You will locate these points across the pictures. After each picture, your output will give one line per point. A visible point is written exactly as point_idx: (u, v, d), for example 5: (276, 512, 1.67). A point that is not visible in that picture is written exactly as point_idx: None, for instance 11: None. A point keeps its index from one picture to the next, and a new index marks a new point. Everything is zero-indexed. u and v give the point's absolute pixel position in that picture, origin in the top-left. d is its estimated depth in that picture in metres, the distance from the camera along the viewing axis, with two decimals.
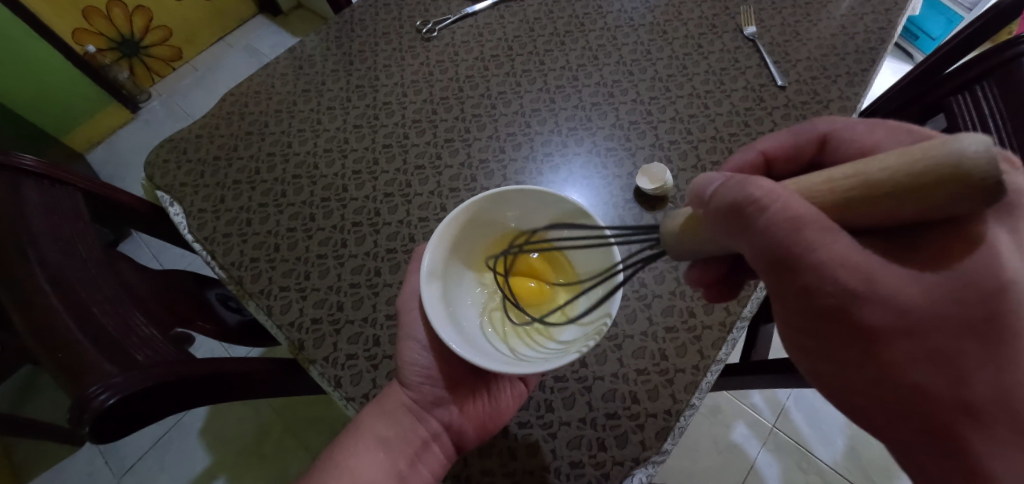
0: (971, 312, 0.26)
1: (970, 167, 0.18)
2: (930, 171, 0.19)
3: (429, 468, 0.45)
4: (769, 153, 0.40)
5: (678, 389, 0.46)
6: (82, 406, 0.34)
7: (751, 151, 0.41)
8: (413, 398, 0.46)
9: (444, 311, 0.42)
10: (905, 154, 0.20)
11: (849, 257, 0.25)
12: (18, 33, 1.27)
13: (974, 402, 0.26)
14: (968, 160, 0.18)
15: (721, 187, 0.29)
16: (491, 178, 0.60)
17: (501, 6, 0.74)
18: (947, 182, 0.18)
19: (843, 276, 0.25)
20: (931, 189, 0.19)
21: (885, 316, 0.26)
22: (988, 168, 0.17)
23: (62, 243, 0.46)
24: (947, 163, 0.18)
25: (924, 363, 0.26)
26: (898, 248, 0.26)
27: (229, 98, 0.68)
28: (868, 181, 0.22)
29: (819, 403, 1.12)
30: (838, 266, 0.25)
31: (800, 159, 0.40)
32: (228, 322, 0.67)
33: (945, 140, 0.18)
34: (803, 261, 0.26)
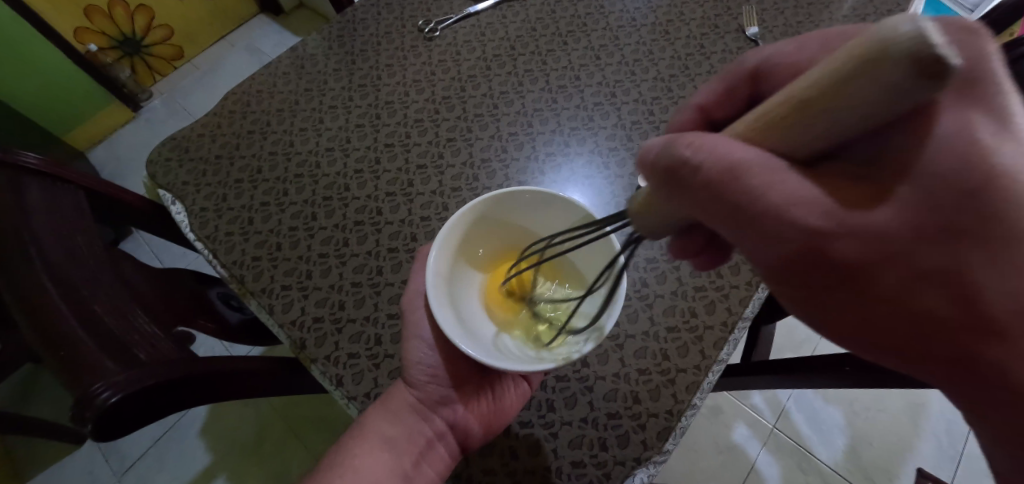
0: (960, 227, 0.23)
1: (903, 45, 0.15)
2: (866, 62, 0.17)
3: (433, 468, 0.45)
4: (704, 106, 0.43)
5: (680, 389, 0.46)
6: (85, 405, 0.34)
7: (688, 109, 0.43)
8: (417, 397, 0.47)
9: (449, 308, 0.43)
10: (840, 58, 0.18)
11: (800, 199, 0.24)
12: (21, 32, 1.27)
13: (995, 322, 0.23)
14: (900, 44, 0.16)
15: (661, 153, 0.28)
16: (493, 178, 0.60)
17: (503, 5, 0.74)
18: (883, 68, 0.16)
19: (803, 217, 0.24)
20: (872, 86, 0.17)
21: (857, 251, 0.24)
22: (918, 46, 0.15)
23: (65, 241, 0.46)
24: (881, 50, 0.16)
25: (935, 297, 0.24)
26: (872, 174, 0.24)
27: (232, 97, 0.68)
28: (806, 100, 0.20)
29: (820, 404, 1.12)
30: (791, 207, 0.24)
31: (738, 98, 0.41)
32: (229, 320, 0.67)
33: (877, 31, 0.16)
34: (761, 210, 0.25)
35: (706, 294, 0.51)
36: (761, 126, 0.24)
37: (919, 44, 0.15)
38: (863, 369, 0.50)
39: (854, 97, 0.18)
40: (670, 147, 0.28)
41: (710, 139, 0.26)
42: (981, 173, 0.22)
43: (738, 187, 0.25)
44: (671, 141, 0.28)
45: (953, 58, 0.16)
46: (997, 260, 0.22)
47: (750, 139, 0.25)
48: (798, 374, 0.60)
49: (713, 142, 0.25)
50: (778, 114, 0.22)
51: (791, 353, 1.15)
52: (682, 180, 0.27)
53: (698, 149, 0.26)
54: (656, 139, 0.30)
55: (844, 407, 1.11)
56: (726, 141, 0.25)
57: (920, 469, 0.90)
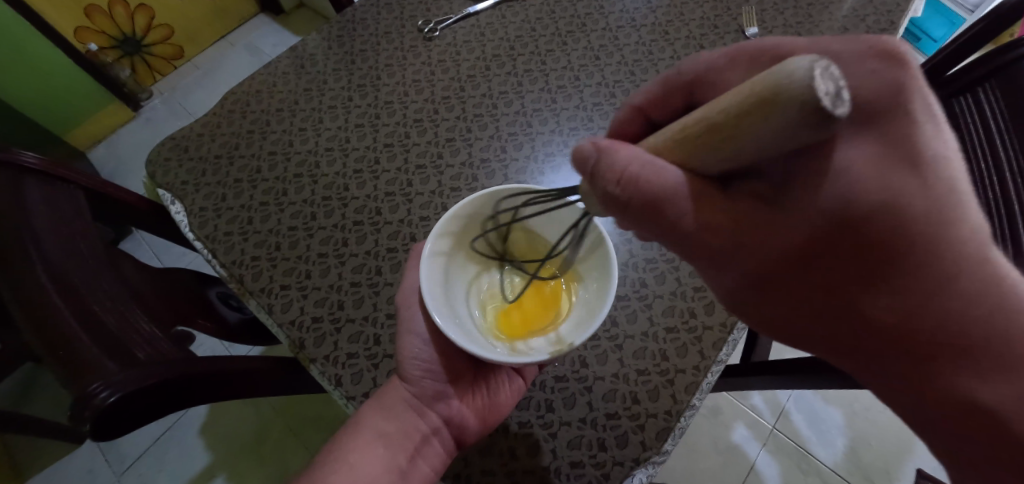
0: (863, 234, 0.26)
1: (793, 91, 0.18)
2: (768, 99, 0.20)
3: (428, 463, 0.45)
4: (639, 107, 0.43)
5: (679, 389, 0.46)
6: (83, 404, 0.34)
7: (624, 108, 0.44)
8: (413, 393, 0.46)
9: (444, 303, 0.43)
10: (745, 93, 0.22)
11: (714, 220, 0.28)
12: (21, 32, 1.26)
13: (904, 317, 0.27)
14: (795, 88, 0.18)
15: (596, 164, 0.29)
16: (492, 178, 0.60)
17: (502, 5, 0.74)
18: (781, 109, 0.19)
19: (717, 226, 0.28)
20: (769, 123, 0.20)
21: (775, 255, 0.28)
22: (806, 93, 0.18)
23: (63, 241, 0.46)
24: (778, 89, 0.19)
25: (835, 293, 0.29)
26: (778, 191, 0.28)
27: (231, 96, 0.68)
28: (716, 127, 0.24)
29: (820, 404, 1.12)
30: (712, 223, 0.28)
31: (670, 104, 0.42)
32: (228, 320, 0.67)
33: (776, 73, 0.19)
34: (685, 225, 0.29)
35: (705, 295, 0.51)
36: (675, 145, 0.28)
37: (807, 92, 0.18)
38: None
39: (759, 128, 0.21)
40: (601, 162, 0.29)
41: (640, 157, 0.28)
42: (889, 182, 0.26)
43: (666, 211, 0.28)
44: (602, 157, 0.29)
45: (843, 106, 0.18)
46: (902, 259, 0.26)
47: (670, 156, 0.28)
48: (797, 374, 0.60)
49: (638, 154, 0.28)
50: (692, 132, 0.26)
51: (790, 353, 1.15)
52: (613, 199, 0.29)
53: (635, 166, 0.28)
54: (586, 145, 0.30)
55: (843, 408, 1.11)
56: (652, 160, 0.28)
57: (919, 469, 0.90)
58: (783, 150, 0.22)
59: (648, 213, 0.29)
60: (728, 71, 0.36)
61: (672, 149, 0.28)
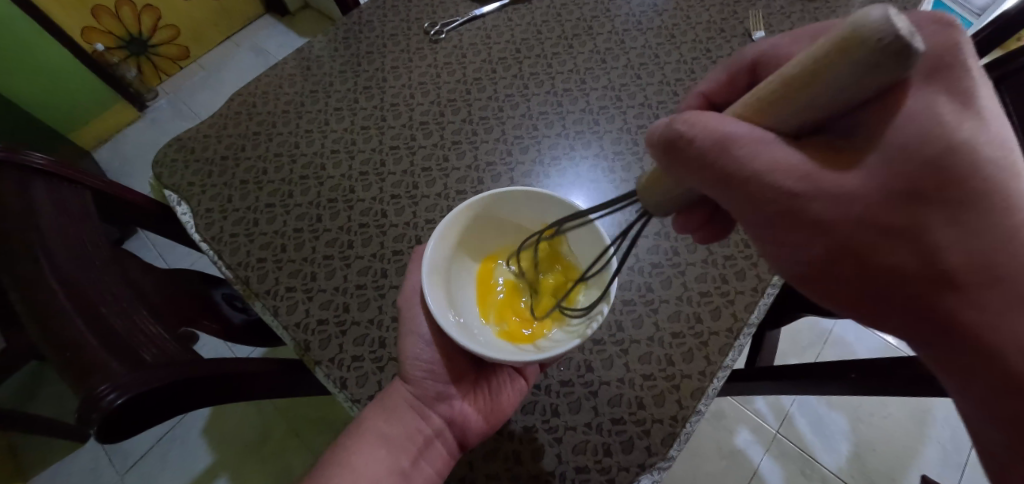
0: (924, 190, 0.25)
1: (872, 32, 0.18)
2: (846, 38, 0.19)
3: (431, 464, 0.45)
4: (707, 92, 0.45)
5: (685, 395, 0.46)
6: (91, 407, 0.34)
7: (692, 97, 0.45)
8: (414, 394, 0.47)
9: (444, 303, 0.43)
10: (816, 48, 0.22)
11: (782, 162, 0.26)
12: (29, 34, 1.28)
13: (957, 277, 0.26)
14: (870, 27, 0.18)
15: (667, 129, 0.30)
16: (498, 181, 0.60)
17: (509, 8, 0.74)
18: (854, 53, 0.19)
19: (782, 180, 0.27)
20: (846, 67, 0.20)
21: (831, 210, 0.26)
22: (885, 33, 0.18)
23: (72, 242, 0.46)
24: (852, 37, 0.19)
25: (892, 234, 0.26)
26: (843, 144, 0.27)
27: (238, 98, 0.68)
28: (794, 76, 0.23)
29: (824, 409, 1.11)
30: (777, 171, 0.27)
31: (736, 87, 0.43)
32: (233, 321, 0.67)
33: (850, 20, 0.19)
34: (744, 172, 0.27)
35: (711, 300, 0.50)
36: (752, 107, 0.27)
37: (884, 30, 0.18)
38: (869, 377, 0.50)
39: (829, 78, 0.21)
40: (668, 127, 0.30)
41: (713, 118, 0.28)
42: (938, 136, 0.25)
43: (730, 158, 0.27)
44: (670, 123, 0.30)
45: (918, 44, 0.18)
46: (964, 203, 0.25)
47: (746, 113, 0.28)
48: (802, 380, 0.60)
49: (713, 121, 0.28)
50: (772, 88, 0.25)
51: (794, 358, 1.14)
52: (675, 151, 0.30)
53: (691, 124, 0.29)
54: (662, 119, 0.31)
55: (847, 414, 1.10)
56: (719, 118, 0.28)
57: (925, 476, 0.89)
58: (853, 99, 0.21)
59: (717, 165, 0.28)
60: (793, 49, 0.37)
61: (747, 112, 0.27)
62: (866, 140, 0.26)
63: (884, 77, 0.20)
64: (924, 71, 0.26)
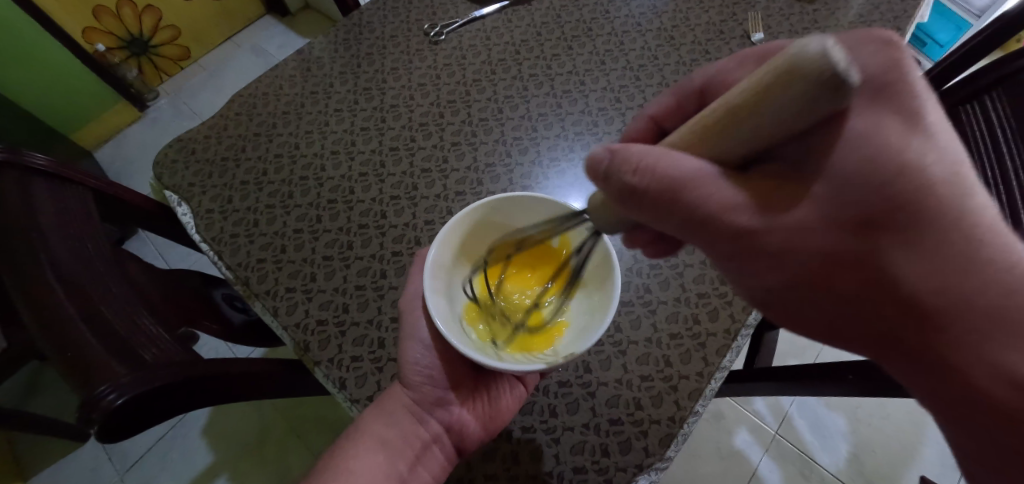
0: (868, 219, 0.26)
1: (810, 63, 0.18)
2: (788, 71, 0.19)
3: (428, 470, 0.46)
4: (655, 116, 0.45)
5: (682, 396, 0.46)
6: (91, 407, 0.34)
7: (640, 118, 0.46)
8: (414, 399, 0.47)
9: (446, 309, 0.43)
10: (764, 73, 0.22)
11: (729, 201, 0.27)
12: (33, 34, 1.29)
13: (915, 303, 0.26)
14: (808, 62, 0.18)
15: (610, 166, 0.29)
16: (497, 182, 0.60)
17: (508, 9, 0.75)
18: (797, 83, 0.19)
19: (736, 218, 0.28)
20: (788, 94, 0.20)
21: (780, 242, 0.27)
22: (821, 66, 0.18)
23: (73, 243, 0.46)
24: (794, 66, 0.19)
25: (845, 265, 0.27)
26: (789, 174, 0.27)
27: (238, 99, 0.68)
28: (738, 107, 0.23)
29: (822, 410, 1.11)
30: (726, 210, 0.27)
31: (685, 110, 0.44)
32: (232, 321, 0.67)
33: (790, 50, 0.19)
34: (696, 210, 0.28)
35: (709, 301, 0.51)
36: (696, 137, 0.27)
37: (823, 64, 0.18)
38: (866, 378, 0.50)
39: (774, 104, 0.21)
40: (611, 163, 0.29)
41: (651, 150, 0.28)
42: (884, 164, 0.25)
43: (683, 197, 0.28)
44: (611, 160, 0.29)
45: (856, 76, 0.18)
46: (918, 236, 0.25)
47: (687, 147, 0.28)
48: (800, 381, 0.60)
49: (657, 152, 0.28)
50: (718, 118, 0.25)
51: (794, 359, 1.14)
52: (629, 193, 0.29)
53: (643, 161, 0.28)
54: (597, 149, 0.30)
55: (846, 414, 1.11)
56: (665, 152, 0.28)
57: (924, 477, 0.89)
58: (798, 128, 0.22)
59: (666, 202, 0.28)
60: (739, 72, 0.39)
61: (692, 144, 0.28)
62: (811, 169, 0.26)
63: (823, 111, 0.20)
64: (865, 92, 0.26)
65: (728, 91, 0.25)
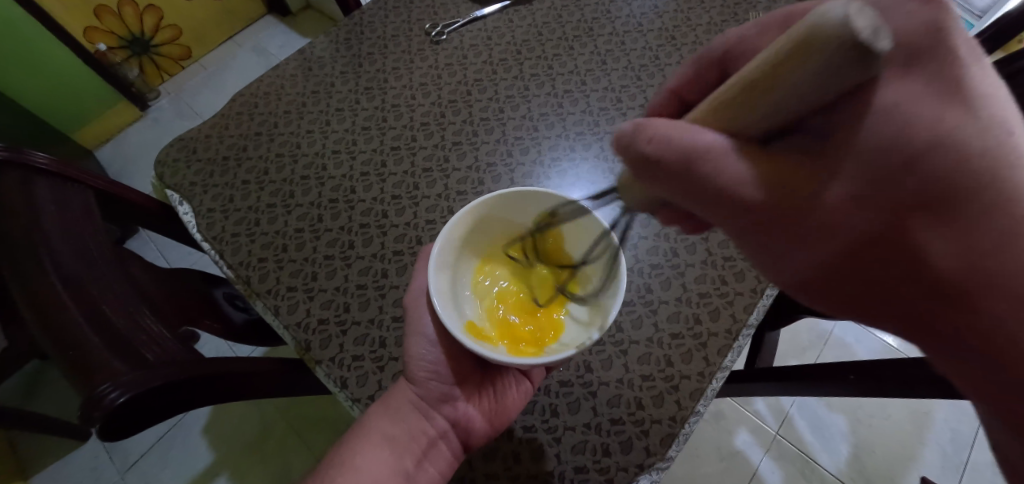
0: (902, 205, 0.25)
1: (833, 30, 0.18)
2: (811, 34, 0.19)
3: (435, 466, 0.45)
4: (674, 88, 0.45)
5: (684, 395, 0.46)
6: (93, 405, 0.34)
7: (661, 92, 0.46)
8: (420, 395, 0.47)
9: (449, 305, 0.43)
10: (785, 42, 0.22)
11: (744, 176, 0.27)
12: (37, 35, 1.30)
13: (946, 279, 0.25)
14: (830, 27, 0.18)
15: (621, 141, 0.29)
16: (498, 182, 0.60)
17: (510, 9, 0.75)
18: (821, 51, 0.19)
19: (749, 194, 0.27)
20: (815, 64, 0.20)
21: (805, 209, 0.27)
22: (842, 31, 0.17)
23: (75, 242, 0.46)
24: (816, 32, 0.19)
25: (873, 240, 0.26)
26: (819, 147, 0.26)
27: (240, 98, 0.68)
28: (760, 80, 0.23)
29: (823, 411, 1.11)
30: (740, 186, 0.27)
31: (706, 81, 0.43)
32: (233, 320, 0.68)
33: (814, 15, 0.19)
34: (710, 183, 0.27)
35: (710, 301, 0.51)
36: (721, 110, 0.27)
37: (846, 29, 0.17)
38: (867, 379, 0.50)
39: (801, 73, 0.21)
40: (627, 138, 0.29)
41: (675, 124, 0.28)
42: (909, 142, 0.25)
43: (696, 170, 0.27)
44: (628, 133, 0.29)
45: (885, 41, 0.18)
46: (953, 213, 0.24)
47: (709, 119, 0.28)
48: (801, 381, 0.60)
49: (676, 125, 0.27)
50: (735, 96, 0.26)
51: (794, 360, 1.14)
52: (642, 165, 0.29)
53: (660, 139, 0.27)
54: (625, 122, 0.29)
55: (847, 415, 1.10)
56: (684, 125, 0.27)
57: (925, 477, 0.89)
58: (823, 98, 0.21)
59: (680, 177, 0.28)
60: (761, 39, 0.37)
61: (714, 117, 0.28)
62: (832, 147, 0.26)
63: (849, 77, 0.19)
64: (896, 56, 0.25)
65: (750, 63, 0.25)
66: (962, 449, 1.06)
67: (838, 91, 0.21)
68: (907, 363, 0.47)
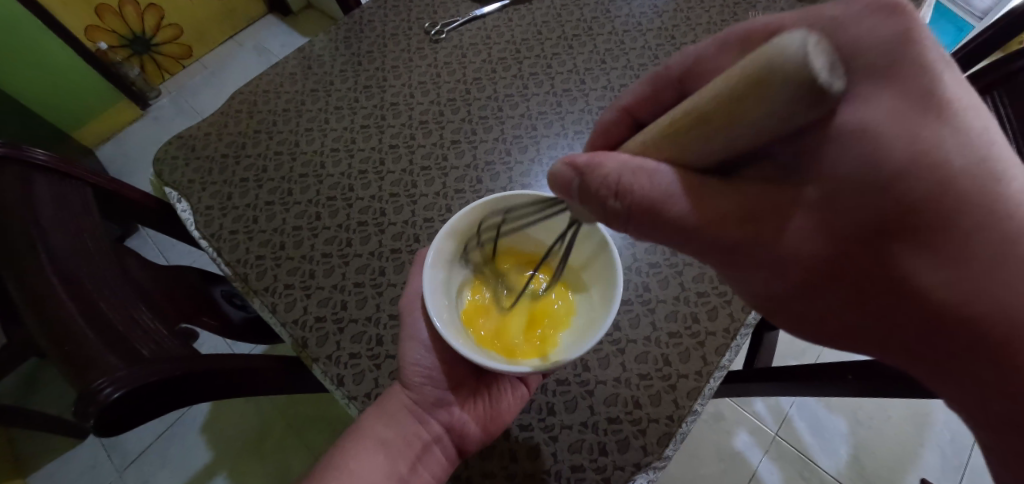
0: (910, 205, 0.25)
1: (790, 68, 0.18)
2: (762, 73, 0.19)
3: (429, 470, 0.46)
4: (628, 107, 0.44)
5: (681, 395, 0.46)
6: (89, 400, 0.34)
7: (612, 110, 0.44)
8: (414, 399, 0.47)
9: (441, 307, 0.43)
10: (733, 75, 0.21)
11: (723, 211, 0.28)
12: (35, 34, 1.29)
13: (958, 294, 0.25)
14: (786, 65, 0.18)
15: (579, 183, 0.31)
16: (496, 180, 0.60)
17: (509, 8, 0.75)
18: (776, 89, 0.19)
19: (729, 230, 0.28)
20: (767, 106, 0.20)
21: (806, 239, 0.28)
22: (801, 68, 0.17)
23: (72, 238, 0.46)
24: (771, 68, 0.19)
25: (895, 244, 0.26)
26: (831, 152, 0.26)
27: (239, 96, 0.69)
28: (707, 113, 0.23)
29: (823, 412, 1.11)
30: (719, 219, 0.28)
31: (661, 100, 0.43)
32: (232, 318, 0.68)
33: (769, 48, 0.19)
34: (685, 218, 0.28)
35: (708, 300, 0.50)
36: (665, 139, 0.28)
37: (800, 64, 0.17)
38: (866, 378, 0.50)
39: (753, 116, 0.21)
40: (584, 181, 0.30)
41: (625, 162, 0.29)
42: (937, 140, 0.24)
43: (664, 212, 0.28)
44: (582, 177, 0.30)
45: (837, 81, 0.18)
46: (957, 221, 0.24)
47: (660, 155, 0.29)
48: (799, 381, 0.59)
49: (626, 160, 0.29)
50: (680, 122, 0.26)
51: (794, 360, 1.14)
52: (610, 210, 0.30)
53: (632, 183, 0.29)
54: (564, 168, 0.32)
55: (846, 416, 1.10)
56: (643, 164, 0.28)
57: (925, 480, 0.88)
58: (783, 134, 0.22)
59: (652, 214, 0.29)
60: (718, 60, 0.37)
61: (663, 147, 0.28)
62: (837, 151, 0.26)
63: (803, 115, 0.20)
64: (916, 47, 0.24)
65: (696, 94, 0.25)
66: (962, 450, 1.06)
67: (790, 128, 0.21)
68: (906, 362, 0.46)
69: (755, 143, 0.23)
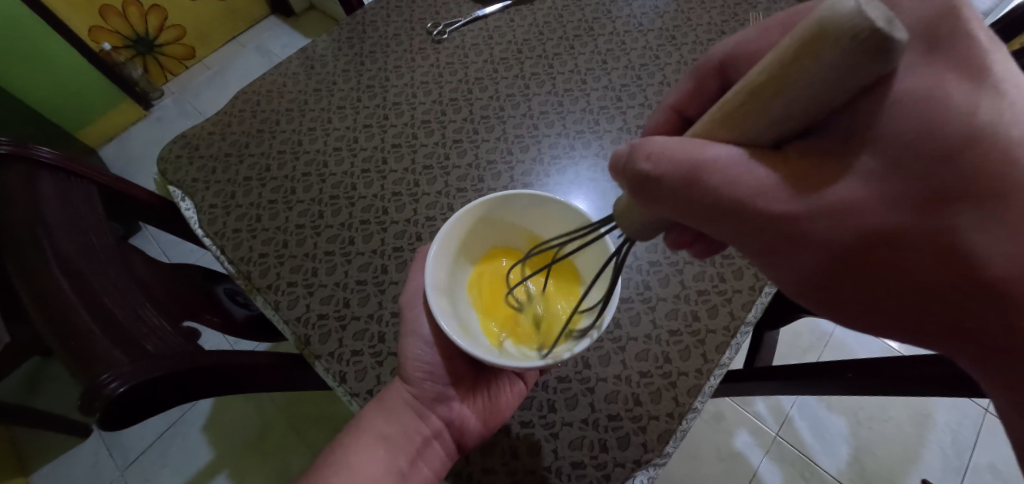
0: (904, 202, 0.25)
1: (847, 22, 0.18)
2: (820, 32, 0.19)
3: (429, 466, 0.46)
4: (674, 104, 0.45)
5: (681, 392, 0.46)
6: (94, 393, 0.35)
7: (661, 110, 0.46)
8: (414, 395, 0.47)
9: (444, 302, 0.44)
10: (788, 43, 0.21)
11: (764, 185, 0.27)
12: (39, 33, 1.30)
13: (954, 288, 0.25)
14: (842, 23, 0.18)
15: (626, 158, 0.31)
16: (498, 179, 0.61)
17: (511, 9, 0.75)
18: (834, 44, 0.19)
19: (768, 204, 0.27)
20: (817, 71, 0.20)
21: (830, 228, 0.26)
22: (857, 21, 0.18)
23: (77, 234, 0.47)
24: (827, 28, 0.19)
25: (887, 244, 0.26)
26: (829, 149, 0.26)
27: (242, 95, 0.69)
28: (764, 83, 0.23)
29: (824, 412, 1.11)
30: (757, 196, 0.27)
31: (706, 92, 0.43)
32: (235, 316, 0.68)
33: (822, 10, 0.19)
34: (724, 195, 0.28)
35: (709, 298, 0.51)
36: (719, 115, 0.27)
37: (858, 18, 0.18)
38: (866, 376, 0.50)
39: (808, 74, 0.20)
40: (631, 155, 0.31)
41: (672, 141, 0.29)
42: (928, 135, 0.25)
43: (704, 183, 0.28)
44: (632, 151, 0.31)
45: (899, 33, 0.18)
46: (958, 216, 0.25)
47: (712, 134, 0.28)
48: (798, 381, 0.60)
49: (674, 138, 0.29)
50: (738, 103, 0.25)
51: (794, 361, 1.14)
52: (649, 187, 0.30)
53: (658, 160, 0.29)
54: (623, 145, 0.32)
55: (847, 417, 1.10)
56: (686, 140, 0.29)
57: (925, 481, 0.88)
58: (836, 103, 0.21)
59: (687, 189, 0.29)
60: (759, 47, 0.38)
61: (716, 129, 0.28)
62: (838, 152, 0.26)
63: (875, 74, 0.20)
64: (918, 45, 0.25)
65: (749, 72, 0.25)
66: (963, 451, 1.05)
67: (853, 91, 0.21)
68: (904, 362, 0.47)
69: (811, 113, 0.23)
